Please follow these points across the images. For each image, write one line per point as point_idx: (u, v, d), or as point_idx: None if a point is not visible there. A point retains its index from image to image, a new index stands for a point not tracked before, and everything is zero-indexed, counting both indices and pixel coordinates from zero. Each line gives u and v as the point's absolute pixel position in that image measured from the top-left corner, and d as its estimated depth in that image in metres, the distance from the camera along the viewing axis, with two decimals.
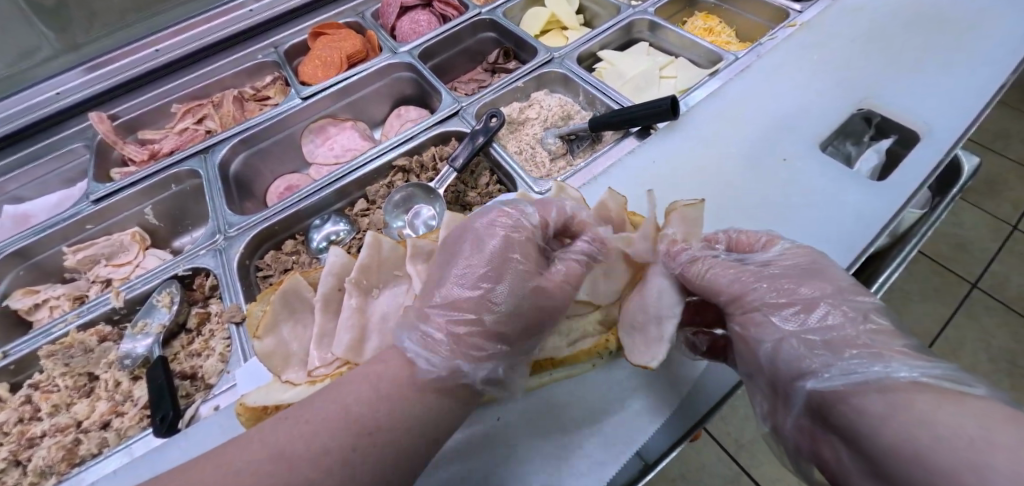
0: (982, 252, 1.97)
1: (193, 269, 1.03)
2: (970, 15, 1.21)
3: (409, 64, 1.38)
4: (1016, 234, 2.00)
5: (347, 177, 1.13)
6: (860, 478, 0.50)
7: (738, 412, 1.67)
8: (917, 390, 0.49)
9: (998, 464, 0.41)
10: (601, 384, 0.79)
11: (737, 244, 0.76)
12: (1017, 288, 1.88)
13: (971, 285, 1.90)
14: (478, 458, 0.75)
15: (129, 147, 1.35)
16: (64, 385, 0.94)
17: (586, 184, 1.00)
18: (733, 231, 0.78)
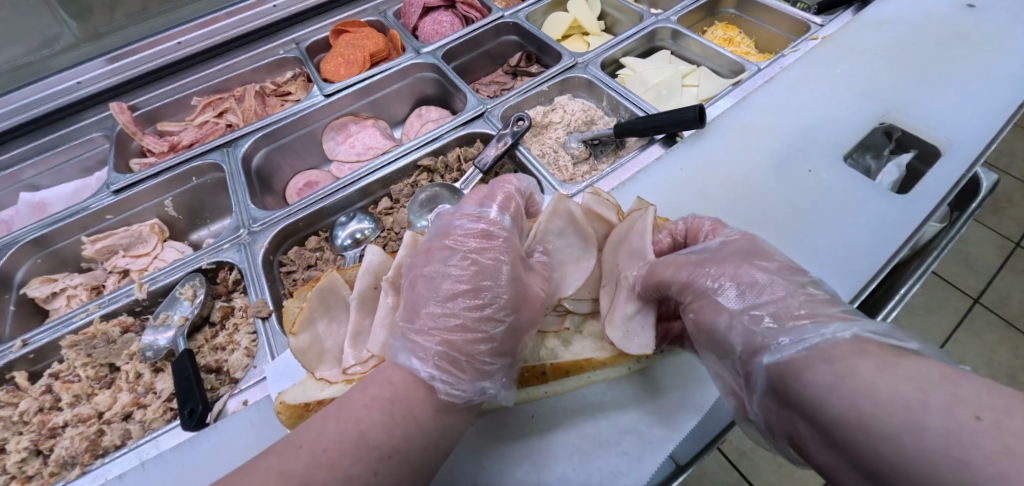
0: (985, 268, 2.00)
1: (217, 263, 1.02)
2: (988, 34, 1.23)
3: (432, 64, 1.39)
4: (1018, 251, 2.02)
5: (371, 175, 1.13)
6: (816, 446, 0.51)
7: None
8: (839, 347, 0.51)
9: (933, 424, 0.42)
10: (634, 387, 0.78)
11: (691, 230, 0.78)
12: (1018, 305, 1.90)
13: (973, 301, 1.92)
14: (512, 459, 0.74)
15: (148, 138, 1.34)
16: (85, 375, 0.94)
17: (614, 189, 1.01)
18: (690, 218, 0.80)
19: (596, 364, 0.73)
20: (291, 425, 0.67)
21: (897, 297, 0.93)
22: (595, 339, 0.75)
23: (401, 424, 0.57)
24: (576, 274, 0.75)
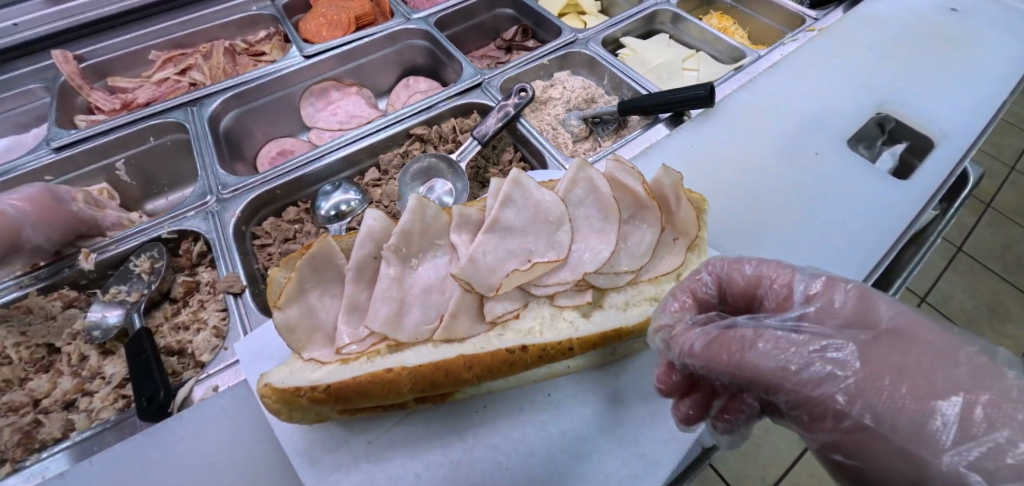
0: (930, 269, 1.96)
1: (180, 232, 0.90)
2: (971, 36, 1.26)
3: (424, 31, 1.29)
4: (960, 256, 1.98)
5: (356, 144, 1.04)
6: None
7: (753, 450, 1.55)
8: None
9: None
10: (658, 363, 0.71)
11: (739, 285, 0.60)
12: (960, 304, 1.87)
13: (919, 299, 1.88)
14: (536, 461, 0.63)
15: (97, 94, 1.19)
16: (17, 357, 0.80)
17: None
18: (724, 266, 0.61)
19: (623, 333, 0.68)
20: (280, 412, 0.59)
21: (897, 285, 0.93)
22: (618, 311, 0.69)
23: None
24: (598, 244, 0.68)
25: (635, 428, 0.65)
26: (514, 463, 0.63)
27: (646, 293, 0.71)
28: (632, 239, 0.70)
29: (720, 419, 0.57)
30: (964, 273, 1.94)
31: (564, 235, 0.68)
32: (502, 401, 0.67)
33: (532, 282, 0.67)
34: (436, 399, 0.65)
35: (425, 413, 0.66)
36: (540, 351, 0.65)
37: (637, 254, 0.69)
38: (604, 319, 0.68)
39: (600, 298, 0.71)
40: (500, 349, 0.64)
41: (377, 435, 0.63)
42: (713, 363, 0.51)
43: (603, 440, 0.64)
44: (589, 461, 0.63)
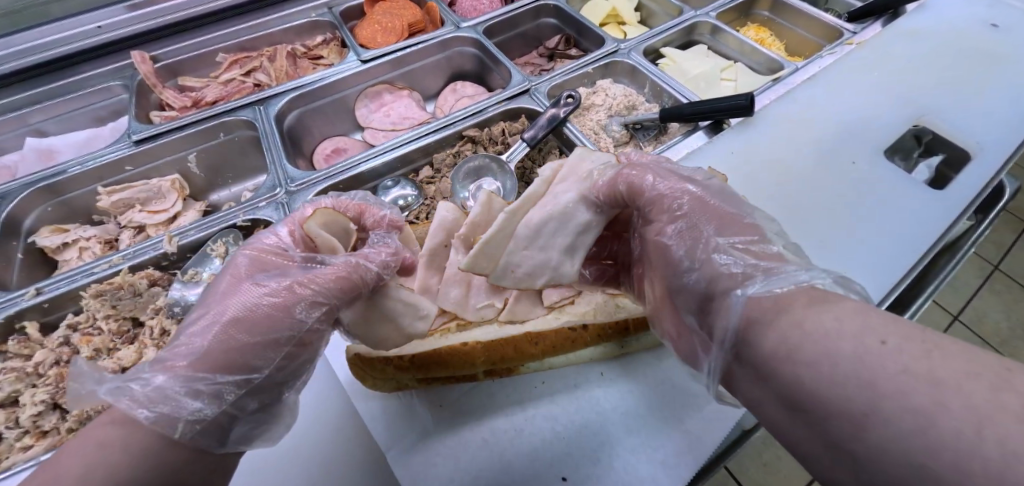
0: (965, 287, 1.95)
1: (253, 221, 0.98)
2: (1011, 53, 1.28)
3: (473, 39, 1.36)
4: (997, 274, 1.97)
5: (412, 143, 1.11)
6: (771, 406, 0.49)
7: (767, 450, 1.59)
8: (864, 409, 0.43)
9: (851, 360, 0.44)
10: None
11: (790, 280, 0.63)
12: (995, 326, 1.85)
13: (953, 317, 1.87)
14: (589, 438, 0.68)
15: (169, 93, 1.28)
16: (106, 328, 0.88)
17: None
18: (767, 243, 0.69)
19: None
20: (363, 378, 0.69)
21: (926, 293, 0.95)
22: None
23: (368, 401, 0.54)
24: None
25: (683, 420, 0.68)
26: (571, 435, 0.68)
27: None
28: None
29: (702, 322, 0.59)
30: (1000, 293, 1.93)
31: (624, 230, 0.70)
32: (556, 379, 0.73)
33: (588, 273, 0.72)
34: (501, 372, 0.72)
35: (485, 386, 0.72)
36: (599, 331, 0.71)
37: None
38: None
39: None
40: (563, 327, 0.70)
41: (446, 404, 0.70)
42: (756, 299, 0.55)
43: (656, 417, 0.68)
44: (638, 435, 0.67)
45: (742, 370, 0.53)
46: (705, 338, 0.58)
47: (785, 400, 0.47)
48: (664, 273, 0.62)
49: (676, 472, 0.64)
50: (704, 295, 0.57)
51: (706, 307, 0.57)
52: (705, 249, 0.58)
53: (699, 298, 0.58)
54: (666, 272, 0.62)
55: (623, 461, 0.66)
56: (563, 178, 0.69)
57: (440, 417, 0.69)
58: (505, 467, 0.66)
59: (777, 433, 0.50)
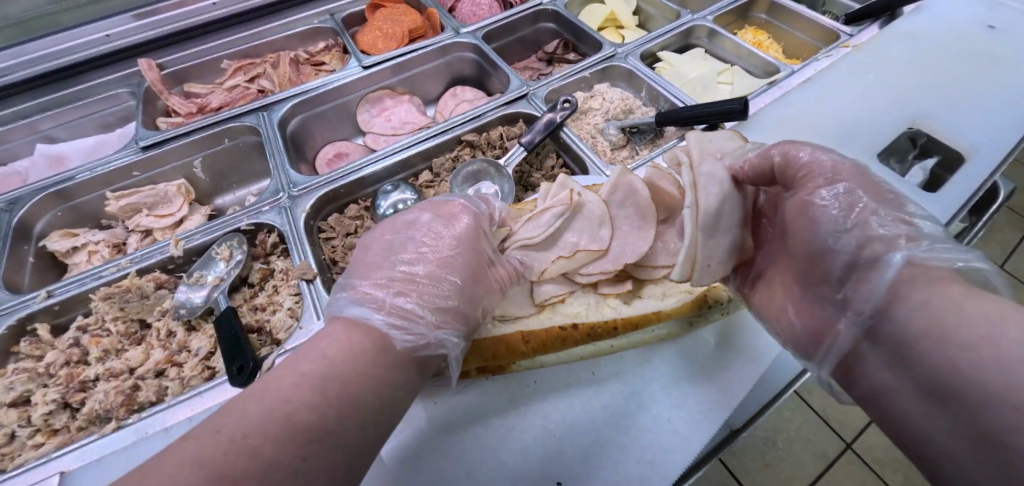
0: None
1: (257, 225, 1.00)
2: (1008, 54, 1.28)
3: (472, 44, 1.38)
4: None
5: (411, 148, 1.13)
6: (913, 390, 0.52)
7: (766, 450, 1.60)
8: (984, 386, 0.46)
9: (1003, 342, 0.46)
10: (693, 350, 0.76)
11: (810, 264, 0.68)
12: None
13: None
14: (581, 436, 0.70)
15: (174, 99, 1.30)
16: (115, 330, 0.91)
17: None
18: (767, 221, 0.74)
19: (661, 317, 0.74)
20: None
21: None
22: (656, 300, 0.76)
23: (340, 403, 0.55)
24: (638, 241, 0.76)
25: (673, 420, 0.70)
26: (563, 433, 0.70)
27: (683, 286, 0.77)
28: (667, 237, 0.78)
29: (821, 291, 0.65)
30: None
31: (606, 231, 0.76)
32: (548, 378, 0.75)
33: (576, 271, 0.76)
34: (495, 370, 0.74)
35: (479, 385, 0.74)
36: (588, 330, 0.73)
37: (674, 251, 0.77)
38: (662, 299, 0.76)
39: (639, 289, 0.78)
40: (555, 326, 0.73)
41: (441, 403, 0.72)
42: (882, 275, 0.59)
43: (645, 416, 0.71)
44: (628, 432, 0.70)
45: (883, 354, 0.56)
46: (841, 312, 0.61)
47: (931, 382, 0.50)
48: (803, 249, 0.66)
49: (662, 470, 0.66)
50: (852, 263, 0.61)
51: (849, 277, 0.61)
52: (863, 215, 0.61)
53: (845, 269, 0.61)
54: (807, 245, 0.66)
55: (612, 459, 0.68)
56: (704, 155, 0.72)
57: (436, 416, 0.71)
58: (498, 464, 0.68)
59: (916, 419, 0.52)
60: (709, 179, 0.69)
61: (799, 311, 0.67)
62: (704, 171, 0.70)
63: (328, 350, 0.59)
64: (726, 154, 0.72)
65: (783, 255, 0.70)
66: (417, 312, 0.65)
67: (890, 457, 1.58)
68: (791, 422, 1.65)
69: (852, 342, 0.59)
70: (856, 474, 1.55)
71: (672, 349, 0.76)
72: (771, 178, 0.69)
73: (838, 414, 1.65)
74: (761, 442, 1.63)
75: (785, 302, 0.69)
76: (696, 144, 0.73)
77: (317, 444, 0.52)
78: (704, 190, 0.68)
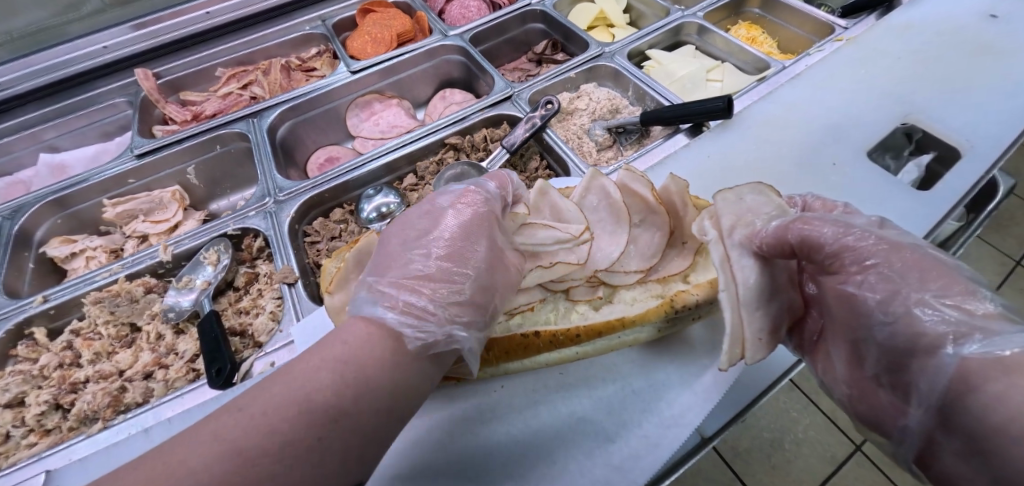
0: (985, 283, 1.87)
1: (243, 230, 1.03)
2: (1010, 44, 1.24)
3: (459, 47, 1.39)
4: (1018, 269, 1.90)
5: (395, 152, 1.14)
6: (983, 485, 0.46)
7: (769, 450, 1.58)
8: None
9: None
10: (663, 351, 0.75)
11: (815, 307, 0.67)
12: None
13: None
14: (548, 442, 0.70)
15: (170, 107, 1.33)
16: (106, 334, 0.93)
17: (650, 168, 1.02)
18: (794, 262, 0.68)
19: (627, 323, 0.72)
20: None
21: None
22: (626, 304, 0.75)
23: (352, 387, 0.53)
24: (609, 246, 0.75)
25: (644, 432, 0.69)
26: (531, 437, 0.70)
27: (654, 290, 0.75)
28: (640, 241, 0.78)
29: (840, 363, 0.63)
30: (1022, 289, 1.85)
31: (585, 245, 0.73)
32: (515, 384, 0.75)
33: (546, 281, 0.74)
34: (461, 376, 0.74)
35: (447, 390, 0.74)
36: (551, 337, 0.72)
37: (645, 255, 0.77)
38: (635, 305, 0.74)
39: (611, 294, 0.77)
40: (516, 333, 0.72)
41: None
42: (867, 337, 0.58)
43: (613, 421, 0.70)
44: (596, 440, 0.69)
45: (945, 437, 0.49)
46: (899, 402, 0.55)
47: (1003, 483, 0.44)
48: (851, 331, 0.60)
49: (630, 476, 0.66)
50: (897, 353, 0.54)
51: (899, 368, 0.54)
52: (904, 302, 0.53)
53: (890, 358, 0.55)
54: (855, 326, 0.59)
55: (578, 463, 0.68)
56: (732, 225, 0.66)
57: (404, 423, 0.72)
58: (464, 467, 0.69)
59: None
60: (741, 254, 0.65)
61: (856, 394, 0.60)
62: (733, 244, 0.65)
63: (350, 334, 0.57)
64: (753, 219, 0.66)
65: (833, 330, 0.63)
66: (428, 309, 0.61)
67: None
68: (796, 423, 1.63)
69: (913, 422, 0.52)
70: (864, 475, 1.51)
71: (639, 353, 0.76)
72: (795, 255, 0.62)
73: (845, 415, 1.62)
74: (765, 442, 1.60)
75: (841, 382, 0.62)
76: (723, 212, 0.67)
77: (333, 425, 0.52)
78: (738, 267, 0.64)
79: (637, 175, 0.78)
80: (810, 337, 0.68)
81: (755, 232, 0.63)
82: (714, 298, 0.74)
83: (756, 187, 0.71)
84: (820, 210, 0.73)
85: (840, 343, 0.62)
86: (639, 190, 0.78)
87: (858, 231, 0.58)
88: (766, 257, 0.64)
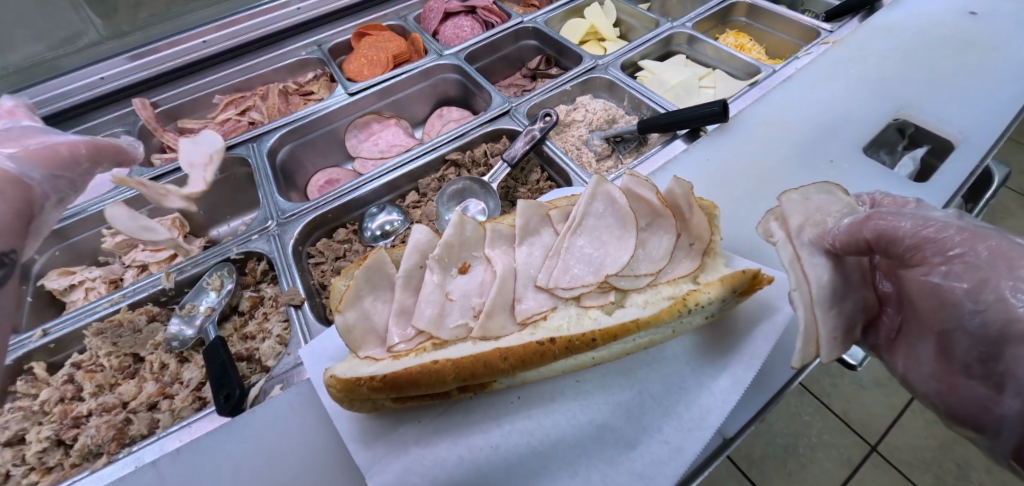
0: None
1: (246, 253, 1.02)
2: (994, 40, 1.28)
3: (455, 66, 1.41)
4: None
5: (398, 170, 1.14)
6: None
7: (784, 457, 1.56)
8: None
9: None
10: (680, 354, 0.75)
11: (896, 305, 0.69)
12: None
13: None
14: (566, 450, 0.69)
15: (168, 135, 1.32)
16: (108, 365, 0.91)
17: (654, 174, 1.03)
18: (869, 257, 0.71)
19: (642, 325, 0.72)
20: (342, 399, 0.69)
21: None
22: (639, 307, 0.74)
23: None
24: (617, 251, 0.75)
25: (666, 438, 0.68)
26: (549, 447, 0.69)
27: (666, 293, 0.76)
28: (648, 245, 0.78)
29: (914, 355, 0.64)
30: None
31: (624, 255, 0.74)
32: (530, 394, 0.74)
33: (556, 285, 0.74)
34: (476, 388, 0.72)
35: (466, 405, 0.73)
36: (567, 343, 0.70)
37: (653, 258, 0.77)
38: (652, 304, 0.74)
39: (622, 298, 0.76)
40: (532, 341, 0.70)
41: (423, 422, 0.72)
42: (948, 333, 0.58)
43: (633, 428, 0.69)
44: (615, 446, 0.68)
45: None
46: (993, 396, 0.55)
47: None
48: (938, 323, 0.59)
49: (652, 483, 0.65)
50: (988, 342, 0.54)
51: (992, 357, 0.54)
52: (995, 290, 0.54)
53: (980, 347, 0.55)
54: (941, 317, 0.59)
55: (600, 473, 0.67)
56: (803, 225, 0.72)
57: (421, 437, 0.71)
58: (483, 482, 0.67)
59: None
60: (811, 252, 0.69)
61: (945, 389, 0.60)
62: (804, 242, 0.70)
63: None
64: (824, 218, 0.72)
65: (916, 324, 0.64)
66: None
67: (917, 457, 1.52)
68: (809, 426, 1.61)
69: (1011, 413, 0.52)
70: (881, 477, 1.49)
71: (653, 358, 0.75)
72: (872, 250, 0.65)
73: (857, 416, 1.61)
74: (780, 450, 1.58)
75: (926, 377, 0.62)
76: (793, 213, 0.74)
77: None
78: (809, 265, 0.69)
79: (644, 180, 0.80)
80: (887, 334, 0.69)
81: (825, 230, 0.69)
82: (726, 295, 0.73)
83: (824, 187, 0.77)
84: (891, 206, 0.73)
85: (920, 333, 0.63)
86: (646, 194, 0.78)
87: (937, 223, 0.60)
88: (840, 253, 0.68)
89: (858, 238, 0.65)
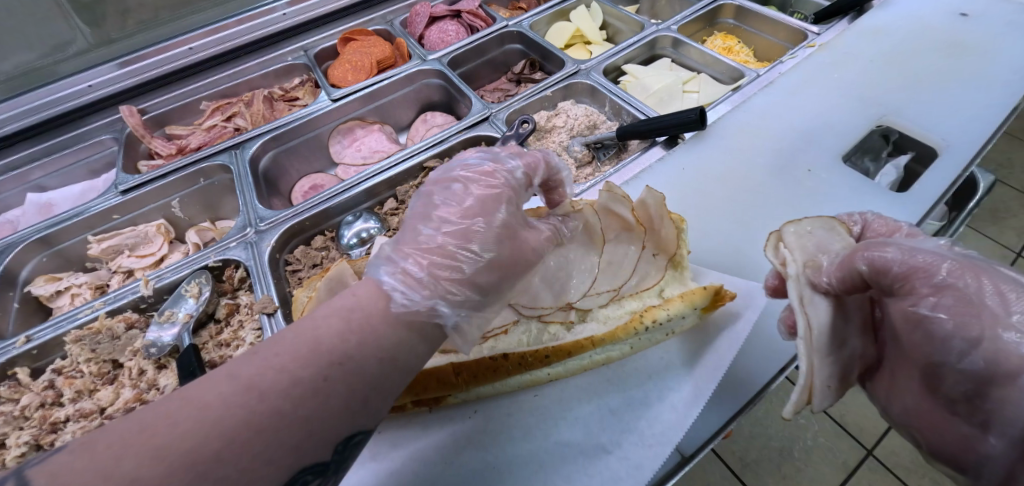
0: None
1: (224, 261, 1.03)
2: (983, 42, 1.26)
3: (438, 71, 1.42)
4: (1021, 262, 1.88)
5: (377, 177, 1.15)
6: None
7: (780, 460, 1.55)
8: None
9: None
10: (639, 367, 0.75)
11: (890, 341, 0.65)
12: None
13: None
14: (521, 464, 0.69)
15: (156, 141, 1.35)
16: (88, 371, 0.93)
17: (627, 182, 1.03)
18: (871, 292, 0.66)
19: (597, 341, 0.73)
20: None
21: None
22: (599, 322, 0.76)
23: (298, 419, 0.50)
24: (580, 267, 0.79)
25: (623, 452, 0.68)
26: (505, 461, 0.69)
27: (628, 307, 0.77)
28: (614, 259, 0.81)
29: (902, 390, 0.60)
30: None
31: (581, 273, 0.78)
32: (490, 408, 0.74)
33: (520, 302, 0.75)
34: (431, 403, 0.73)
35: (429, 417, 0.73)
36: (520, 358, 0.72)
37: (615, 274, 0.80)
38: (611, 320, 0.76)
39: (584, 313, 0.78)
40: (486, 356, 0.71)
41: (384, 433, 0.73)
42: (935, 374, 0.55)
43: (590, 442, 0.69)
44: (570, 460, 0.68)
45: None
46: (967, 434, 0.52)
47: None
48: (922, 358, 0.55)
49: None
50: (975, 384, 0.51)
51: (979, 397, 0.51)
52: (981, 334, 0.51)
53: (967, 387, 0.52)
54: (927, 353, 0.55)
55: None
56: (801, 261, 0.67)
57: (381, 450, 0.71)
58: None
59: None
60: (813, 295, 0.64)
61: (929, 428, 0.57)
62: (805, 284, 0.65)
63: None
64: (822, 258, 0.66)
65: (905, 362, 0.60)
66: None
67: (912, 461, 1.51)
68: (804, 430, 1.60)
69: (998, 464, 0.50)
70: (878, 481, 1.49)
71: (613, 371, 0.75)
72: (867, 286, 0.60)
73: (853, 418, 1.60)
74: (774, 453, 1.57)
75: (910, 411, 0.59)
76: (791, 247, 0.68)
77: (339, 369, 0.50)
78: (809, 309, 0.63)
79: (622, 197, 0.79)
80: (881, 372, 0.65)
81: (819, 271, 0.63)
82: (686, 311, 0.74)
83: (826, 222, 0.71)
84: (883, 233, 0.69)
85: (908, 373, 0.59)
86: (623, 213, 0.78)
87: (926, 254, 0.56)
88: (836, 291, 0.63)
89: (852, 274, 0.60)
